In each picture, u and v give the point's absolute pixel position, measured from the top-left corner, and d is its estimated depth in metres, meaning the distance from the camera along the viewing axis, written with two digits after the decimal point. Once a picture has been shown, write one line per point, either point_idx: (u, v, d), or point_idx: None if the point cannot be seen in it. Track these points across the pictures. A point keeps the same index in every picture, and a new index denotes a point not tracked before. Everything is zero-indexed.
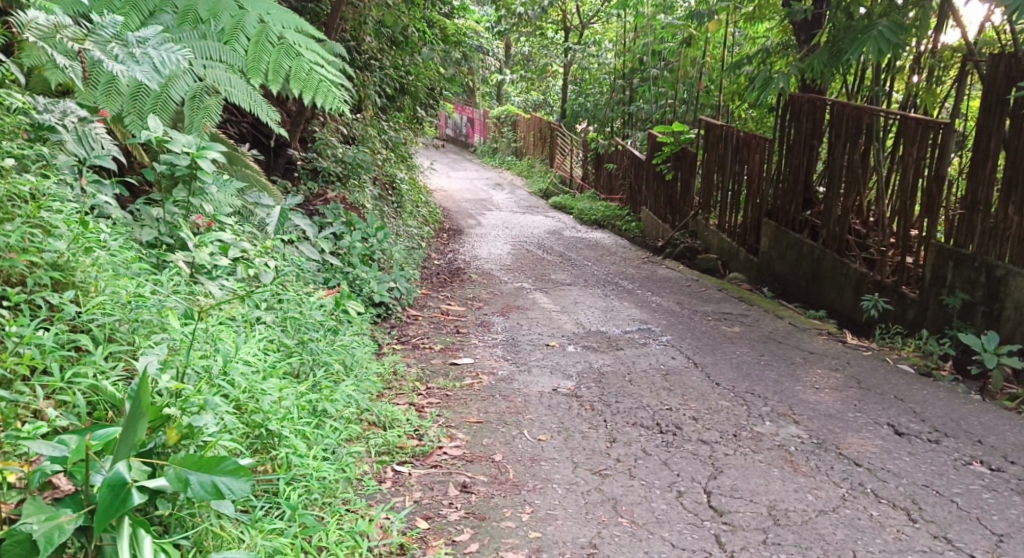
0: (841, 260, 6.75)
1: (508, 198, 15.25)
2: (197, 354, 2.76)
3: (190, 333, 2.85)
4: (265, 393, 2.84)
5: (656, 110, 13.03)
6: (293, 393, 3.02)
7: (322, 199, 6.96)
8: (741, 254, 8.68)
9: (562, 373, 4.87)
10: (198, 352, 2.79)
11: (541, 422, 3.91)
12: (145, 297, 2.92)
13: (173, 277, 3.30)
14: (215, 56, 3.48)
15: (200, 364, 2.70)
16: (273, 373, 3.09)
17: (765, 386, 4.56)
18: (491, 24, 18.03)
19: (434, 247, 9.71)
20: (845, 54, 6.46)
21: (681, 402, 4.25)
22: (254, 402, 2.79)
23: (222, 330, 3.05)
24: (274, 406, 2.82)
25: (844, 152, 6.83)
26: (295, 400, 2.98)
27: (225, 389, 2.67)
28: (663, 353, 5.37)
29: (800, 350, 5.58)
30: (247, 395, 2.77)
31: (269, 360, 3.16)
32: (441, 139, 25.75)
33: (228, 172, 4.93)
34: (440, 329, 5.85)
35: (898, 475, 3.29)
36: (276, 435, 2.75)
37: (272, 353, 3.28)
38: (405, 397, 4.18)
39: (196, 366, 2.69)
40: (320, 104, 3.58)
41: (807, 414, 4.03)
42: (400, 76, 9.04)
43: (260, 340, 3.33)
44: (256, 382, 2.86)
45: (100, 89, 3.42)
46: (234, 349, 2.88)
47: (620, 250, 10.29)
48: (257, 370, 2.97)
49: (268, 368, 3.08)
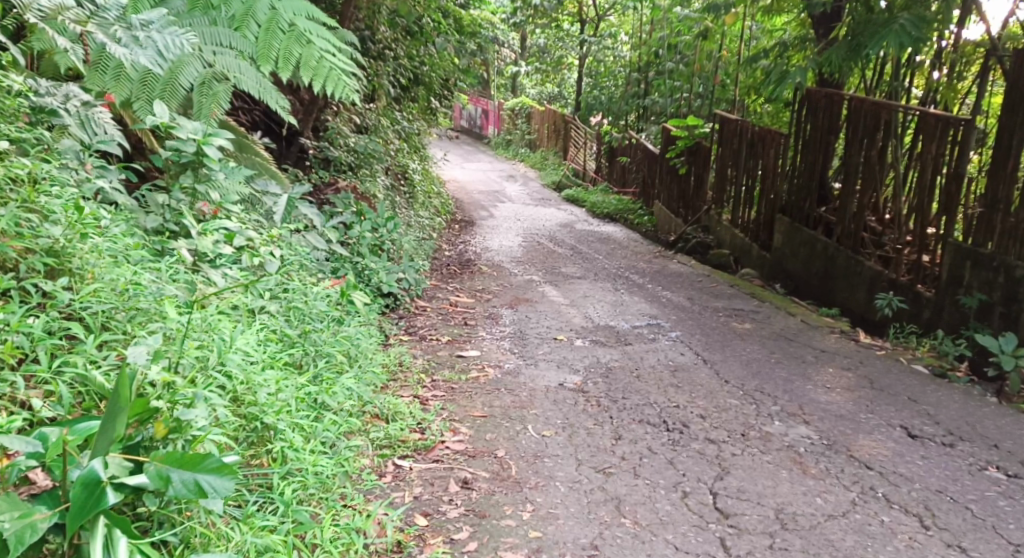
0: (855, 258, 6.65)
1: (520, 190, 15.19)
2: (193, 344, 2.71)
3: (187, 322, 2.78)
4: (263, 385, 2.80)
5: (671, 104, 12.93)
6: (292, 385, 2.97)
7: (332, 188, 6.92)
8: (754, 250, 8.58)
9: (569, 367, 4.81)
10: (194, 341, 2.73)
11: (546, 418, 3.86)
12: (142, 286, 2.87)
13: (173, 265, 3.24)
14: (225, 43, 3.47)
15: (195, 354, 2.63)
16: (273, 364, 3.05)
17: (775, 385, 4.49)
18: (507, 15, 17.94)
19: (445, 238, 9.66)
20: (865, 48, 6.36)
21: (689, 399, 4.19)
22: (252, 394, 2.74)
23: (221, 320, 2.99)
24: (271, 399, 2.77)
25: (861, 148, 6.72)
26: (293, 393, 2.93)
27: (221, 380, 2.62)
28: (673, 349, 5.30)
29: (812, 348, 5.50)
30: (245, 386, 2.72)
31: (269, 351, 3.12)
32: (455, 130, 25.70)
33: (237, 159, 4.88)
34: (448, 321, 5.81)
35: (911, 479, 3.22)
36: (272, 429, 2.71)
37: (273, 343, 3.24)
38: (409, 389, 4.14)
39: (191, 356, 2.62)
40: (328, 92, 3.48)
41: (817, 414, 3.96)
42: (414, 66, 8.99)
43: (259, 330, 3.29)
44: (254, 375, 2.81)
45: (109, 76, 3.41)
46: (234, 339, 2.83)
47: (631, 244, 10.22)
48: (256, 361, 2.92)
49: (268, 359, 3.03)
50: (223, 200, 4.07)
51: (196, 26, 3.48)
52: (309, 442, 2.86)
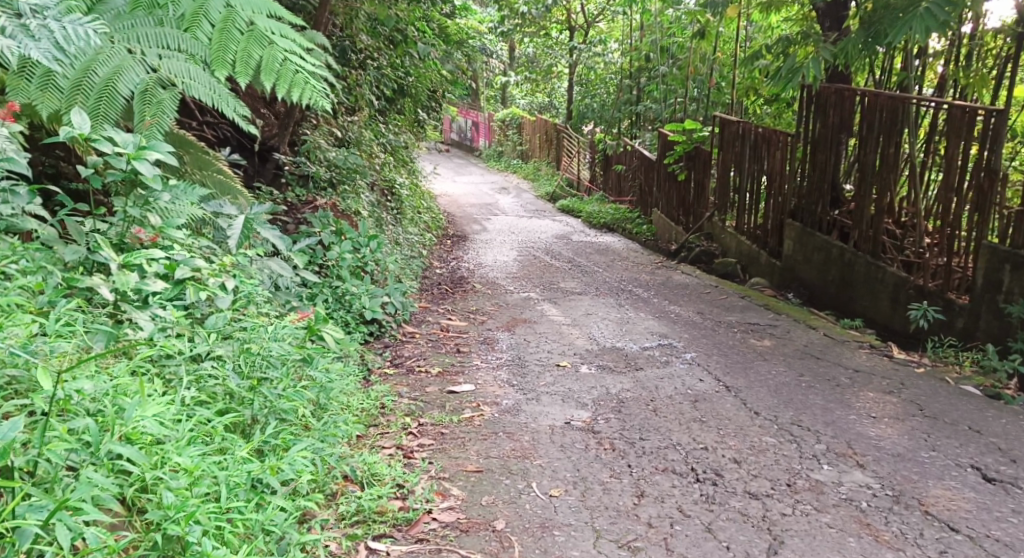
0: (875, 264, 6.06)
1: (515, 202, 14.64)
2: (71, 427, 2.13)
3: (72, 394, 2.22)
4: (173, 478, 2.20)
5: (665, 109, 12.37)
6: (220, 470, 2.35)
7: (311, 206, 6.30)
8: (762, 257, 8.00)
9: (575, 401, 4.20)
10: (72, 424, 2.14)
11: (553, 470, 3.25)
12: (18, 343, 2.30)
13: (70, 309, 2.69)
14: (173, 45, 3.00)
15: (62, 446, 2.05)
16: (200, 437, 2.48)
17: (813, 416, 3.90)
18: (494, 23, 17.32)
19: (436, 254, 9.08)
20: (885, 36, 5.70)
21: (718, 438, 3.58)
22: (162, 482, 2.19)
23: (132, 383, 2.46)
24: (179, 496, 2.17)
25: (876, 145, 6.11)
26: (224, 478, 2.31)
27: (103, 485, 2.01)
28: (690, 374, 4.70)
29: (844, 367, 4.90)
30: (154, 475, 2.18)
31: (198, 417, 2.55)
32: (445, 142, 25.08)
33: (195, 177, 4.24)
34: (439, 349, 5.21)
35: (1011, 547, 2.68)
36: (182, 541, 2.08)
37: (200, 406, 2.63)
38: (391, 438, 3.55)
39: (59, 449, 2.04)
40: (295, 97, 3.05)
41: (871, 454, 3.35)
42: (398, 76, 8.41)
43: (193, 390, 2.72)
44: (166, 453, 2.26)
45: (36, 83, 2.90)
46: (139, 407, 2.27)
47: (633, 254, 9.62)
48: (170, 439, 2.34)
49: (197, 433, 2.46)
50: (163, 224, 3.54)
51: (138, 27, 3.00)
52: (246, 539, 2.27)
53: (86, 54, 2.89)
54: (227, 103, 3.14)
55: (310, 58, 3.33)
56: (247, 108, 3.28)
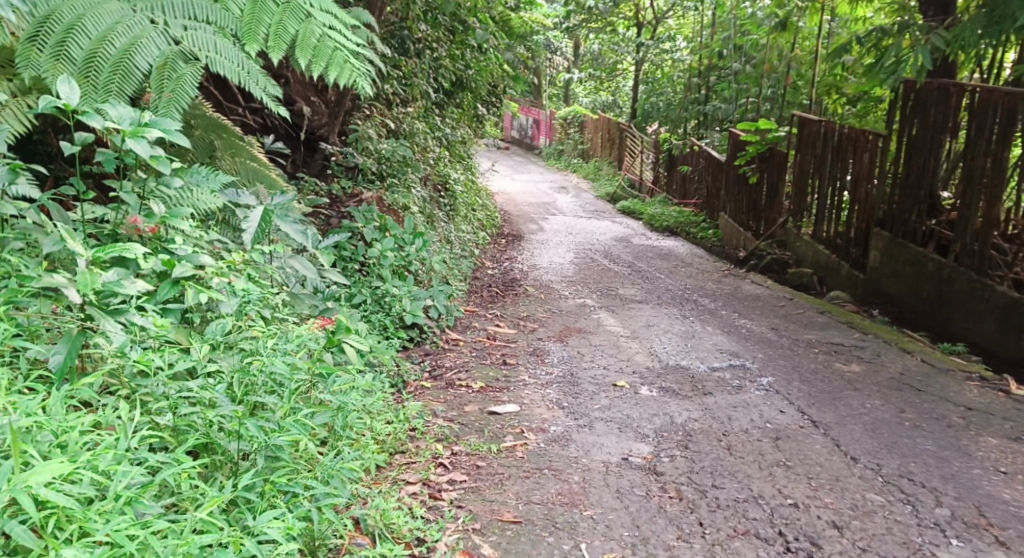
0: (980, 280, 5.31)
1: (573, 202, 14.01)
2: None
3: None
4: None
5: (736, 109, 11.58)
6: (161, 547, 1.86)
7: (357, 199, 5.79)
8: (843, 269, 7.24)
9: (634, 431, 3.60)
10: None
11: (608, 525, 2.72)
12: None
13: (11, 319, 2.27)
14: (201, 16, 2.62)
15: None
16: (150, 492, 2.03)
17: (925, 466, 3.26)
18: (559, 19, 16.68)
19: (489, 254, 8.53)
20: (1013, 20, 4.96)
21: (810, 492, 2.97)
22: None
23: (65, 430, 2.03)
24: None
25: (987, 147, 5.30)
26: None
27: None
28: (768, 403, 4.04)
29: (951, 402, 4.21)
30: None
31: (152, 464, 2.11)
32: (506, 140, 24.52)
33: (225, 164, 3.81)
34: (483, 360, 4.66)
35: None
36: None
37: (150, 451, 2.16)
38: (417, 471, 3.02)
39: None
40: (333, 78, 2.62)
41: (1012, 527, 2.79)
42: (458, 69, 7.89)
43: (149, 426, 2.25)
44: (87, 522, 1.83)
45: (47, 53, 2.46)
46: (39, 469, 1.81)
47: (698, 261, 8.93)
48: (88, 509, 1.86)
49: (144, 489, 2.01)
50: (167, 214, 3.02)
51: None
52: None
53: (103, 24, 2.49)
54: (257, 82, 2.64)
55: (353, 38, 2.94)
56: (279, 87, 2.75)
